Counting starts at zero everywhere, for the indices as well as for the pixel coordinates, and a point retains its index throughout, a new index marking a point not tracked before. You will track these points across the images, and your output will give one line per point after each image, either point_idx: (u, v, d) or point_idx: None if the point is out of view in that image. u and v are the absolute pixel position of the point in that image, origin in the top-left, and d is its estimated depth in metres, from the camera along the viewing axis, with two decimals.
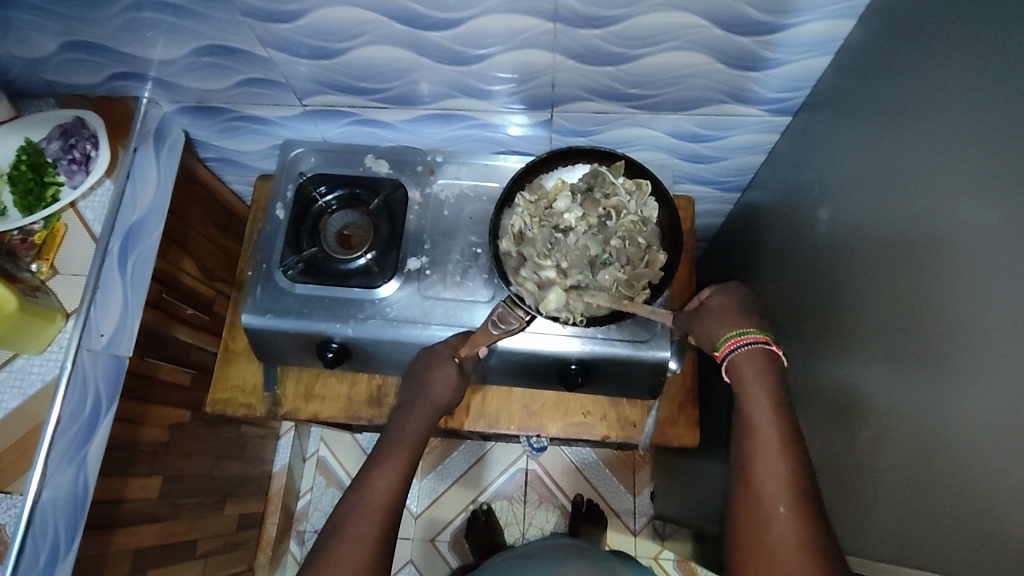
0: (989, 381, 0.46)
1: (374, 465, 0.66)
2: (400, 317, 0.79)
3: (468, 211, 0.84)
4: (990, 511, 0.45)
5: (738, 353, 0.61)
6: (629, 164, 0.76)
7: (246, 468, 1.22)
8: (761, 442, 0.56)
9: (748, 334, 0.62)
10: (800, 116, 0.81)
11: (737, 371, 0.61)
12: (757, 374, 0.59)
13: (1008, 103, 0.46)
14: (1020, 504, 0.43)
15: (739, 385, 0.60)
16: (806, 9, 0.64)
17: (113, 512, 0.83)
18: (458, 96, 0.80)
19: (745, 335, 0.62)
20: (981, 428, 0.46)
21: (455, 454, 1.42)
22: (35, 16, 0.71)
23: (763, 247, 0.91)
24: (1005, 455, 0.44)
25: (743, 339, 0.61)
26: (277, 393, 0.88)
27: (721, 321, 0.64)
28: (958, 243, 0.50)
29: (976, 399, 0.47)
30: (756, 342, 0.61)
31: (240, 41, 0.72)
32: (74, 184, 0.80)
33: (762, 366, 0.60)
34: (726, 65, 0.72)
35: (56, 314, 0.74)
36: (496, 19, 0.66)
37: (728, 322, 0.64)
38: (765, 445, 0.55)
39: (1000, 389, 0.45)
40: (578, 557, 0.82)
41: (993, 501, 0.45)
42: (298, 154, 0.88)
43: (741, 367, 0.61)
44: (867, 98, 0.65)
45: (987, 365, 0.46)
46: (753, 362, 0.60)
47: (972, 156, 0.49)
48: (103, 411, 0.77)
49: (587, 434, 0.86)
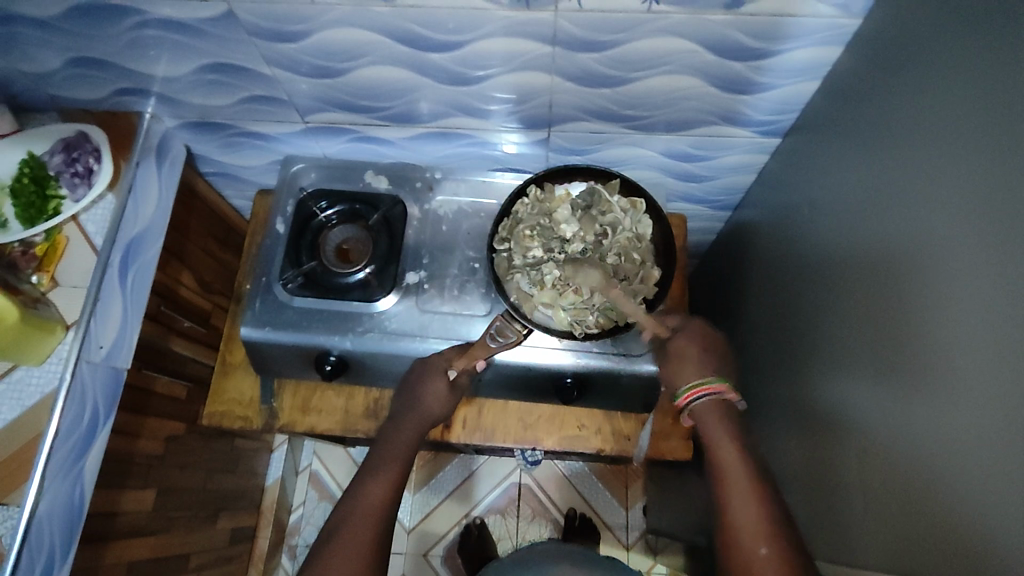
0: (971, 391, 0.48)
1: (367, 475, 0.67)
2: (398, 330, 0.80)
3: (465, 226, 0.86)
4: (975, 516, 0.47)
5: (695, 404, 0.67)
6: (623, 182, 0.79)
7: (239, 481, 1.22)
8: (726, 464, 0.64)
9: (706, 385, 0.66)
10: (789, 139, 0.83)
11: (697, 420, 0.67)
12: (713, 423, 0.66)
13: (994, 129, 0.48)
14: (1000, 509, 0.45)
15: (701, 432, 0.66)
16: (795, 36, 0.67)
17: (107, 524, 0.83)
18: (457, 115, 0.82)
19: (702, 386, 0.66)
20: (963, 437, 0.48)
21: (448, 468, 1.42)
22: (40, 31, 0.72)
23: (753, 264, 0.94)
24: (984, 460, 0.46)
25: (699, 391, 0.66)
26: (273, 405, 0.88)
27: (684, 369, 0.69)
28: (940, 260, 0.52)
29: (958, 408, 0.49)
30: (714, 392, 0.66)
31: (245, 59, 0.74)
32: (75, 198, 0.81)
33: (719, 414, 0.66)
34: (718, 88, 0.75)
35: (56, 326, 0.74)
36: (496, 43, 0.68)
37: (693, 369, 0.69)
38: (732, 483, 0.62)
39: (982, 398, 0.47)
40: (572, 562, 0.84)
41: (976, 506, 0.47)
42: (298, 169, 0.89)
43: (700, 415, 0.67)
44: (852, 121, 0.68)
45: (969, 376, 0.48)
46: (713, 412, 0.66)
47: (953, 177, 0.52)
48: (100, 425, 0.77)
49: (582, 447, 0.87)
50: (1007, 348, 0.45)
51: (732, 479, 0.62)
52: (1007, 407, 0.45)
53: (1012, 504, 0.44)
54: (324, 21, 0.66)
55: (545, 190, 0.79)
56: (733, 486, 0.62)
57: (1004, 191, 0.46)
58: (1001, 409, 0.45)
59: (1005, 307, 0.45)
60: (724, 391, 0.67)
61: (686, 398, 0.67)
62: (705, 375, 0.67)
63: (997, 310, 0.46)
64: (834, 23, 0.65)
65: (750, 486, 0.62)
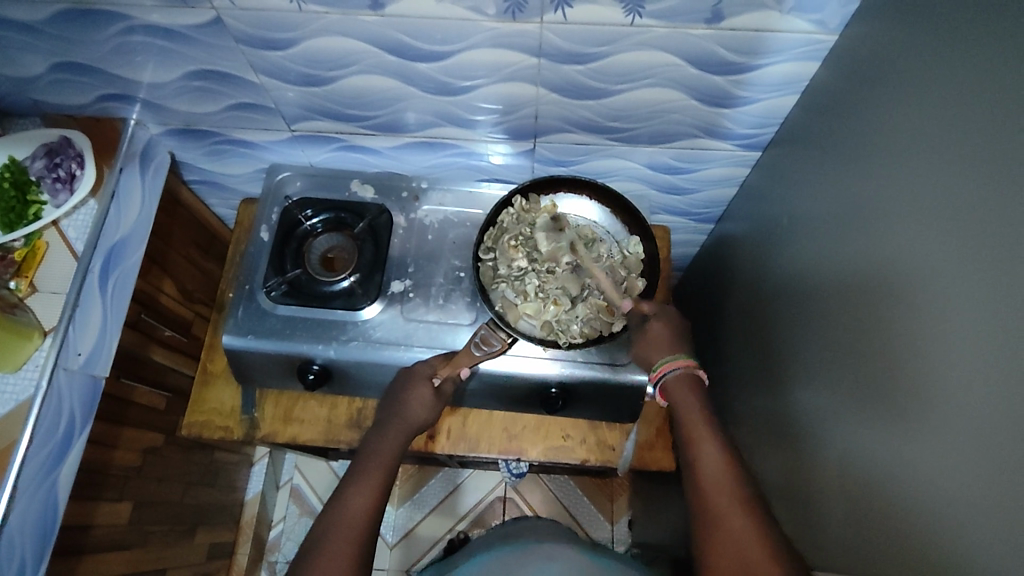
0: (947, 393, 0.49)
1: (351, 485, 0.66)
2: (382, 339, 0.80)
3: (451, 236, 0.86)
4: (947, 515, 0.48)
5: (667, 378, 0.69)
6: (602, 190, 0.81)
7: (218, 496, 1.19)
8: (694, 431, 0.64)
9: (676, 360, 0.69)
10: (768, 152, 0.85)
11: (670, 394, 0.68)
12: (685, 401, 0.67)
13: (978, 141, 0.48)
14: (974, 507, 0.46)
15: (673, 407, 0.68)
16: (772, 51, 0.68)
17: (80, 537, 0.81)
18: (443, 125, 0.82)
19: (671, 361, 0.69)
20: (940, 440, 0.49)
21: (432, 482, 1.41)
22: (24, 35, 0.72)
23: (733, 277, 0.95)
24: (960, 459, 0.47)
25: (672, 365, 0.69)
26: (255, 415, 0.87)
27: (656, 348, 0.71)
28: (917, 268, 0.54)
29: (935, 411, 0.50)
30: (683, 367, 0.69)
31: (231, 67, 0.74)
32: (57, 203, 0.79)
33: (690, 389, 0.68)
34: (700, 101, 0.76)
35: (33, 332, 0.73)
36: (480, 54, 0.69)
37: (663, 349, 0.71)
38: (701, 449, 0.63)
39: (958, 400, 0.48)
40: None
41: (949, 505, 0.48)
42: (284, 177, 0.89)
43: (673, 392, 0.68)
44: (831, 134, 0.69)
45: (944, 379, 0.49)
46: (684, 389, 0.68)
47: (930, 187, 0.53)
48: (77, 433, 0.75)
49: (567, 458, 0.86)
50: (990, 359, 0.45)
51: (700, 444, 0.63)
52: (987, 410, 0.45)
53: (994, 506, 0.44)
54: (313, 29, 0.66)
55: (531, 200, 0.80)
56: (703, 460, 0.62)
57: (988, 203, 0.47)
58: (976, 411, 0.46)
59: (988, 319, 0.46)
60: (694, 369, 0.69)
61: (659, 373, 0.70)
62: (675, 352, 0.70)
63: (972, 313, 0.47)
64: (811, 39, 0.67)
65: (715, 445, 0.63)
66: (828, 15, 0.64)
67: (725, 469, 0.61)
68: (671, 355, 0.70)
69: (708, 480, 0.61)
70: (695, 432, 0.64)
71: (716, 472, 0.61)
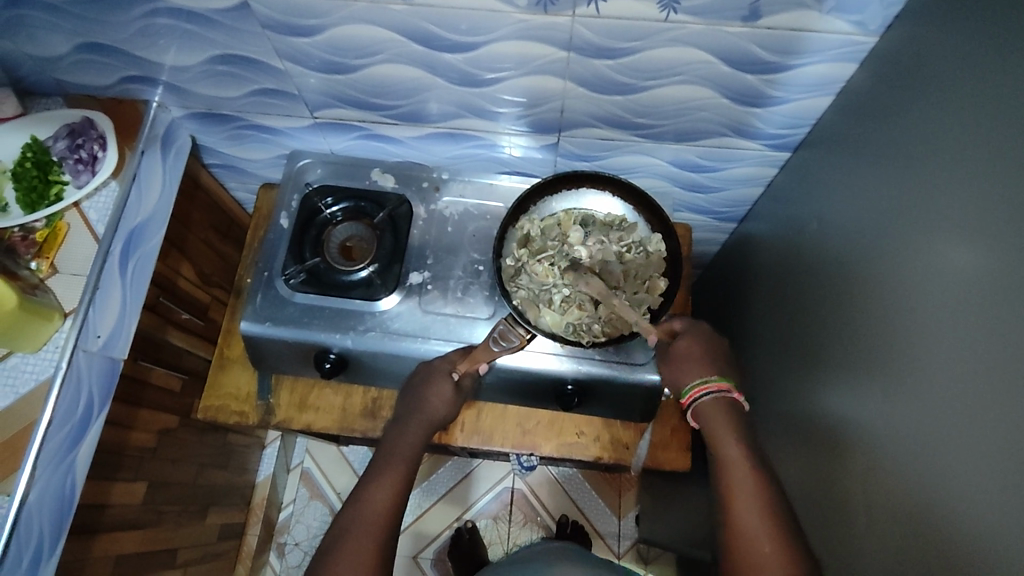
0: (968, 396, 0.49)
1: (370, 479, 0.67)
2: (399, 330, 0.79)
3: (471, 228, 0.85)
4: (965, 518, 0.48)
5: (700, 401, 0.68)
6: (625, 187, 0.79)
7: (230, 477, 1.20)
8: (730, 458, 0.63)
9: (711, 382, 0.68)
10: (799, 154, 0.83)
11: (704, 415, 0.67)
12: (717, 423, 0.66)
13: (1012, 159, 0.47)
14: (993, 510, 0.45)
15: (709, 431, 0.66)
16: (808, 51, 0.67)
17: (96, 516, 0.82)
18: (466, 116, 0.81)
19: (706, 384, 0.68)
20: (958, 442, 0.49)
21: (441, 471, 1.41)
22: (48, 15, 0.71)
23: (756, 277, 0.93)
24: (978, 463, 0.47)
25: (706, 388, 0.68)
26: (270, 402, 0.87)
27: (687, 368, 0.70)
28: (943, 271, 0.53)
29: (955, 412, 0.50)
30: (719, 390, 0.67)
31: (255, 52, 0.73)
32: (78, 183, 0.80)
33: (727, 412, 0.66)
34: (730, 99, 0.75)
35: (54, 313, 0.73)
36: (509, 45, 0.67)
37: (697, 368, 0.70)
38: (737, 473, 0.62)
39: (979, 403, 0.47)
40: (570, 562, 0.84)
41: (968, 507, 0.48)
42: (304, 164, 0.88)
43: (707, 416, 0.67)
44: (863, 137, 0.68)
45: (965, 382, 0.49)
46: (720, 411, 0.66)
47: (959, 191, 0.52)
48: (95, 415, 0.76)
49: (580, 454, 0.86)
50: (1010, 382, 0.45)
51: (734, 466, 0.62)
52: (1006, 415, 0.45)
53: (1012, 508, 0.44)
54: (338, 17, 0.66)
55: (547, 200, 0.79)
56: (738, 490, 0.61)
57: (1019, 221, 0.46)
58: (996, 415, 0.46)
59: (1010, 342, 0.45)
60: (730, 391, 0.68)
61: (693, 395, 0.68)
62: (708, 373, 0.69)
63: (997, 318, 0.47)
64: (850, 40, 0.65)
65: (752, 472, 0.62)
66: (869, 16, 0.62)
67: (756, 494, 0.60)
68: (706, 376, 0.69)
69: (739, 501, 0.60)
70: (732, 458, 0.63)
71: (748, 502, 0.60)
